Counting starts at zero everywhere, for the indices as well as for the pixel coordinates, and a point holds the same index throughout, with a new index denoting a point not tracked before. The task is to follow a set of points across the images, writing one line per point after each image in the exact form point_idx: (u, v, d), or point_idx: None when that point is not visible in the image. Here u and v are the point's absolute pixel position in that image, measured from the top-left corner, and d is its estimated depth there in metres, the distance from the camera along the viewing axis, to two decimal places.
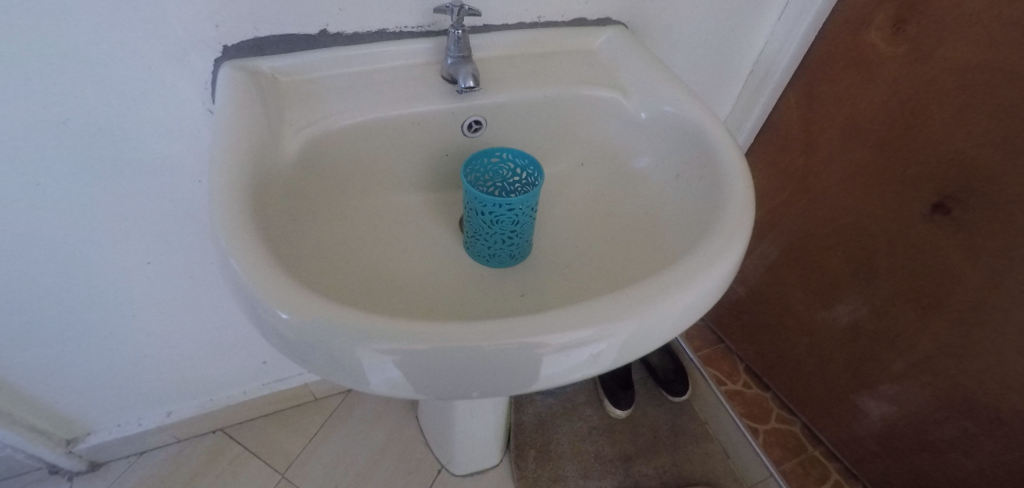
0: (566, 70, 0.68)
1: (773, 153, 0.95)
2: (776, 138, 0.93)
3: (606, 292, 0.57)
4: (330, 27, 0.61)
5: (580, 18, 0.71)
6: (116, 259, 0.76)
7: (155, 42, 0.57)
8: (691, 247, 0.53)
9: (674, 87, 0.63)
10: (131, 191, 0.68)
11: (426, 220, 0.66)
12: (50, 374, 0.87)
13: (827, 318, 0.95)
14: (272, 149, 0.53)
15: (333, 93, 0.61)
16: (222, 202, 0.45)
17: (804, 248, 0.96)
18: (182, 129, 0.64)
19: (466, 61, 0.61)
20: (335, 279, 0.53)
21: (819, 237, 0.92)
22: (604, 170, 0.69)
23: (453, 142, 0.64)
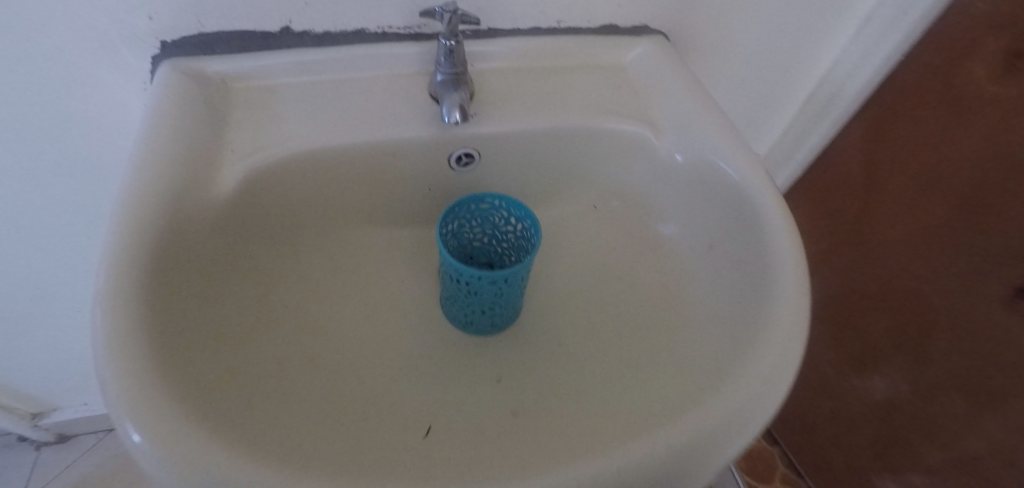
0: (585, 92, 0.55)
1: (821, 194, 0.83)
2: (832, 175, 0.80)
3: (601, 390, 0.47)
4: (295, 24, 0.50)
5: (611, 24, 0.58)
6: (57, 260, 0.67)
7: (73, 32, 0.46)
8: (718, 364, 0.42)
9: (718, 130, 0.51)
10: (68, 195, 0.59)
11: (399, 264, 0.55)
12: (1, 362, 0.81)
13: (859, 389, 0.86)
14: (204, 188, 0.43)
15: (292, 108, 0.49)
16: (118, 274, 0.36)
17: (844, 306, 0.85)
18: (117, 131, 0.54)
19: (460, 80, 0.49)
20: (274, 365, 0.44)
21: (866, 297, 0.81)
22: (620, 218, 0.58)
23: (437, 176, 0.53)
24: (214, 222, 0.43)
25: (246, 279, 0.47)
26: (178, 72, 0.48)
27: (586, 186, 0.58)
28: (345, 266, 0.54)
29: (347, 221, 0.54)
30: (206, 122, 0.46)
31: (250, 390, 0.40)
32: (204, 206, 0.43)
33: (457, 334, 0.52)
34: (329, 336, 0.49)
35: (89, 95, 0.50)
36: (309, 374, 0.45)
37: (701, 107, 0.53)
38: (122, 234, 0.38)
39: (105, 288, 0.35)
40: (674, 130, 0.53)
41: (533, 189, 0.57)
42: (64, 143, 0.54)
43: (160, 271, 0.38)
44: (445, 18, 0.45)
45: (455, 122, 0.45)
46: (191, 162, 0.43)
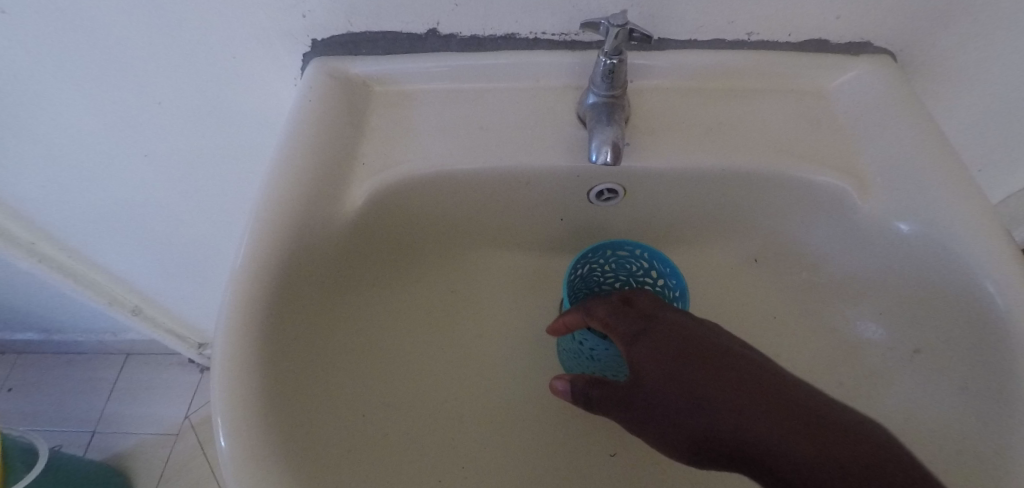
0: (769, 124, 0.45)
1: None
2: None
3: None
4: (442, 25, 0.46)
5: (819, 39, 0.46)
6: (221, 229, 0.72)
7: (237, 28, 0.46)
8: None
9: (958, 205, 0.39)
10: (230, 175, 0.63)
11: (520, 295, 0.51)
12: (177, 303, 0.91)
13: None
14: (336, 205, 0.41)
15: (428, 119, 0.46)
16: (245, 304, 0.36)
17: None
18: (272, 122, 0.55)
19: (614, 106, 0.41)
20: (382, 402, 0.43)
21: None
22: (787, 279, 0.48)
23: (574, 207, 0.47)
24: (339, 243, 0.42)
25: (364, 302, 0.45)
26: (324, 71, 0.47)
27: (749, 234, 0.49)
28: (464, 289, 0.51)
29: (471, 241, 0.50)
30: (346, 127, 0.45)
31: (354, 435, 0.40)
32: (333, 226, 0.41)
33: None
34: (439, 371, 0.47)
35: (248, 87, 0.51)
36: (415, 414, 0.44)
37: (936, 166, 0.41)
38: (252, 257, 0.37)
39: (231, 319, 0.35)
40: (888, 189, 0.42)
41: (682, 230, 0.50)
42: (227, 130, 0.56)
43: (284, 303, 0.38)
44: (610, 33, 0.37)
45: (600, 163, 0.38)
46: (324, 177, 0.41)
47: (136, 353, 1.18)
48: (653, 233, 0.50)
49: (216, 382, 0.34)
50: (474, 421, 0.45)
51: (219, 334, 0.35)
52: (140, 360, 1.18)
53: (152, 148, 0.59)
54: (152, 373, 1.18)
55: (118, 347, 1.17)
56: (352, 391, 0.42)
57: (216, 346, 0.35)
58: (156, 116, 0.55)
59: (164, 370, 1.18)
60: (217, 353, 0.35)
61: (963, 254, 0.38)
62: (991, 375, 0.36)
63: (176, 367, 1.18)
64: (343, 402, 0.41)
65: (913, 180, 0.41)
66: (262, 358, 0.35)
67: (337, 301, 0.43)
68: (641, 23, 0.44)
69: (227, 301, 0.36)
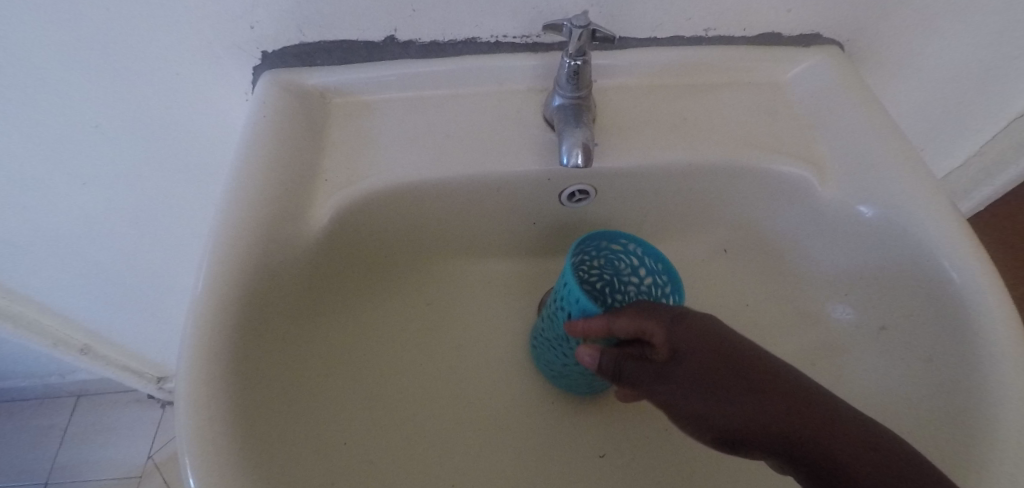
0: (731, 117, 0.45)
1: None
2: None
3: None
4: (400, 32, 0.44)
5: (772, 32, 0.47)
6: (174, 255, 0.68)
7: (178, 43, 0.44)
8: None
9: (912, 185, 0.40)
10: (180, 198, 0.59)
11: (495, 302, 0.50)
12: (129, 337, 0.86)
13: None
14: (299, 222, 0.39)
15: (391, 129, 0.44)
16: (209, 335, 0.34)
17: None
18: (223, 140, 0.53)
19: (581, 108, 0.41)
20: (358, 426, 0.42)
21: None
22: (758, 267, 0.49)
23: (545, 211, 0.46)
24: (304, 263, 0.40)
25: (335, 322, 0.44)
26: (278, 84, 0.45)
27: (718, 227, 0.50)
28: (438, 300, 0.49)
29: (442, 251, 0.49)
30: (305, 141, 0.43)
31: (330, 464, 0.38)
32: (297, 245, 0.39)
33: (557, 390, 0.47)
34: (417, 387, 0.45)
35: (195, 104, 0.49)
36: (393, 434, 0.43)
37: (890, 148, 0.42)
38: (212, 284, 0.35)
39: (194, 352, 0.33)
40: (845, 175, 0.43)
41: (653, 226, 0.50)
42: (175, 151, 0.53)
43: (249, 331, 0.36)
44: (574, 35, 0.37)
45: (571, 166, 0.37)
46: (284, 194, 0.39)
47: (89, 393, 1.12)
48: (624, 231, 0.50)
49: (180, 421, 0.31)
50: (456, 435, 0.44)
51: (182, 370, 0.33)
52: (99, 399, 1.12)
53: (91, 175, 0.55)
54: (109, 414, 1.11)
55: (69, 388, 1.10)
56: (327, 418, 0.40)
57: (179, 383, 0.32)
58: (94, 142, 0.51)
59: (122, 408, 1.12)
60: (180, 390, 0.32)
61: (920, 231, 0.39)
62: (954, 344, 0.37)
63: (134, 403, 1.12)
64: (318, 428, 0.39)
65: (868, 164, 0.42)
66: (230, 391, 0.33)
67: (306, 323, 0.41)
68: (600, 22, 0.44)
69: (188, 333, 0.34)
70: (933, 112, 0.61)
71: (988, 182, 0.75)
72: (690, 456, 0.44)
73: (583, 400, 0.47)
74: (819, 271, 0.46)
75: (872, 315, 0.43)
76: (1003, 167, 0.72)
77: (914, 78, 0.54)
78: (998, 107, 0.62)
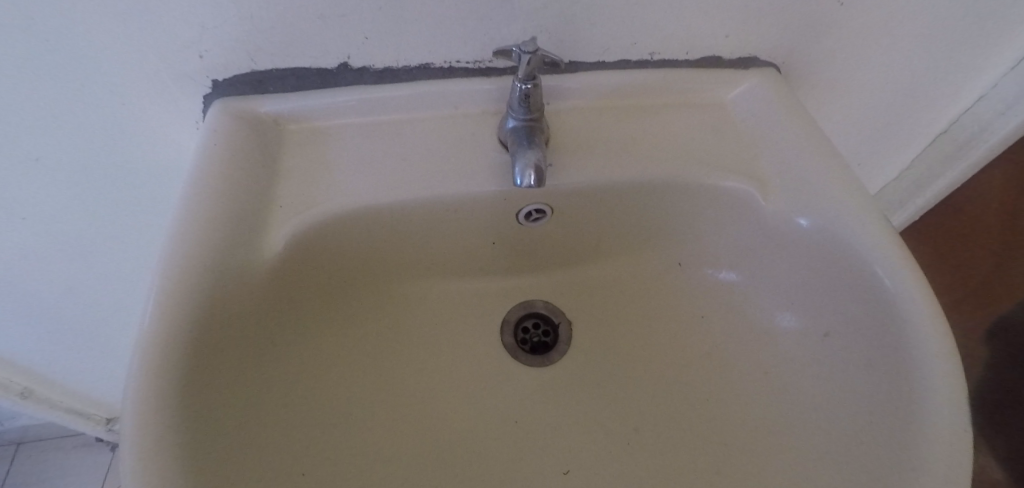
0: (679, 135, 0.47)
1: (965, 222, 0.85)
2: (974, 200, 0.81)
3: None
4: (353, 59, 0.45)
5: (714, 55, 0.50)
6: (121, 289, 0.66)
7: (124, 74, 0.43)
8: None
9: (846, 196, 0.42)
10: (128, 230, 0.58)
11: (456, 324, 0.51)
12: (74, 377, 0.82)
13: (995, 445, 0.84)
14: (252, 250, 0.39)
15: (347, 154, 0.44)
16: (157, 372, 0.33)
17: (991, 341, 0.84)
18: (173, 168, 0.52)
19: (534, 129, 0.42)
20: (318, 458, 0.41)
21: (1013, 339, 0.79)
22: (711, 279, 0.51)
23: (503, 230, 0.47)
24: (260, 292, 0.39)
25: (294, 350, 0.43)
26: (229, 112, 0.44)
27: (672, 242, 0.51)
28: (399, 322, 0.49)
29: (402, 274, 0.49)
30: (259, 167, 0.42)
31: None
32: (251, 275, 0.39)
33: (521, 410, 0.48)
34: (379, 415, 0.45)
35: (143, 134, 0.48)
36: (353, 466, 0.42)
37: (824, 161, 0.44)
38: (161, 318, 0.34)
39: (141, 389, 0.32)
40: (785, 187, 0.44)
41: (609, 243, 0.51)
42: (121, 183, 0.52)
43: (200, 366, 0.35)
44: (522, 60, 0.38)
45: (525, 186, 0.38)
46: (237, 223, 0.39)
47: (32, 439, 1.07)
48: (582, 247, 0.51)
49: (126, 463, 0.30)
50: (419, 461, 0.44)
51: (127, 409, 0.32)
52: (43, 446, 1.07)
53: (31, 210, 0.53)
54: (53, 460, 1.05)
55: (9, 434, 1.05)
56: (285, 451, 0.39)
57: (124, 422, 0.31)
58: (35, 175, 0.50)
59: (67, 454, 1.06)
60: (125, 430, 0.31)
61: (858, 240, 0.40)
62: (889, 345, 0.39)
63: (80, 448, 1.06)
64: (275, 463, 0.38)
65: (806, 178, 0.44)
66: (179, 429, 0.32)
67: (265, 352, 0.40)
68: (550, 47, 0.46)
69: (136, 370, 0.33)
70: (866, 129, 0.65)
71: (920, 194, 0.80)
72: (649, 468, 0.45)
73: (545, 418, 0.47)
74: (766, 283, 0.48)
75: (816, 322, 0.44)
76: (933, 180, 0.77)
77: (845, 98, 0.58)
78: (923, 123, 0.66)
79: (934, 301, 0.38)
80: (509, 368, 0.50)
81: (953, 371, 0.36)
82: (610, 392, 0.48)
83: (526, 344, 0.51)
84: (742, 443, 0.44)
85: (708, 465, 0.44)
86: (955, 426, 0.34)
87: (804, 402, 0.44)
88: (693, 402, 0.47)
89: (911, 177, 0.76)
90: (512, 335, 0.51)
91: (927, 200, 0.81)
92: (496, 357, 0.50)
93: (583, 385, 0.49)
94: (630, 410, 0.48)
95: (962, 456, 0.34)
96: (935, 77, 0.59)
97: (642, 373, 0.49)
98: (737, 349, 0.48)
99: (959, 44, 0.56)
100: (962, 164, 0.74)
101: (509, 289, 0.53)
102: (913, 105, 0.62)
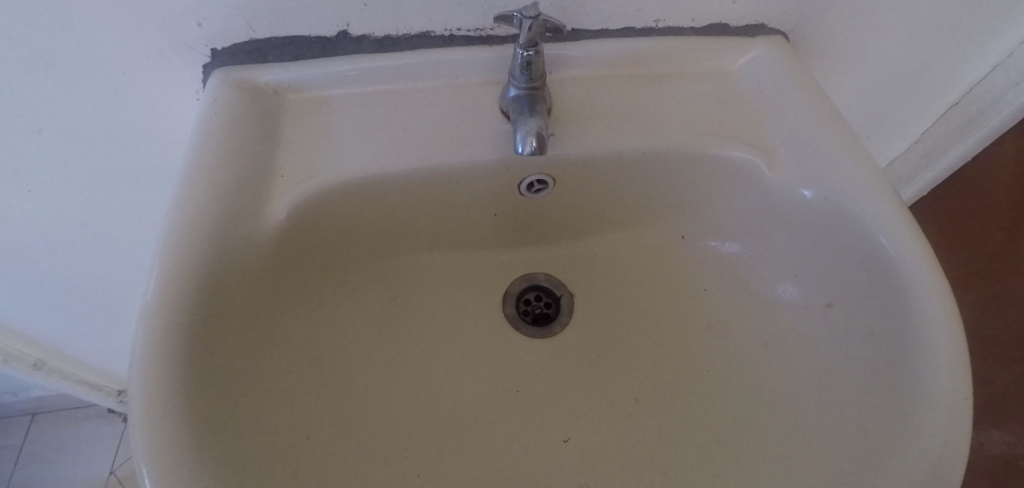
0: (683, 104, 0.46)
1: (974, 199, 0.85)
2: (988, 173, 0.81)
3: (690, 474, 0.43)
4: (353, 27, 0.45)
5: (719, 23, 0.49)
6: (129, 261, 0.67)
7: (123, 43, 0.43)
8: (843, 471, 0.38)
9: (852, 164, 0.41)
10: (133, 200, 0.58)
11: (458, 295, 0.51)
12: (83, 347, 0.84)
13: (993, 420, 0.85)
14: (255, 220, 0.39)
15: (347, 123, 0.44)
16: (163, 338, 0.33)
17: (995, 318, 0.85)
18: (174, 138, 0.51)
19: (536, 98, 0.42)
20: (322, 425, 0.42)
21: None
22: (714, 252, 0.51)
23: (505, 201, 0.47)
24: (264, 261, 0.40)
25: (299, 319, 0.43)
26: (229, 82, 0.44)
27: (675, 214, 0.51)
28: (403, 293, 0.49)
29: (405, 245, 0.49)
30: (260, 136, 0.42)
31: (295, 464, 0.39)
32: (254, 245, 0.39)
33: (522, 379, 0.48)
34: (382, 383, 0.45)
35: (145, 104, 0.48)
36: (358, 432, 0.43)
37: (830, 129, 0.43)
38: (166, 285, 0.34)
39: (147, 355, 0.33)
40: (790, 156, 0.44)
41: (612, 215, 0.51)
42: (125, 155, 0.52)
43: (205, 333, 0.35)
44: (524, 26, 0.37)
45: (527, 153, 0.38)
46: (238, 190, 0.39)
47: (45, 410, 1.10)
48: (584, 219, 0.51)
49: (135, 425, 0.31)
50: (423, 429, 0.45)
51: (135, 374, 0.32)
52: (55, 417, 1.10)
53: (38, 182, 0.53)
54: (66, 430, 1.08)
55: (23, 405, 1.08)
56: (289, 416, 0.40)
57: (133, 387, 0.32)
58: (39, 147, 0.50)
59: (81, 423, 1.09)
60: (133, 395, 0.32)
61: (863, 209, 0.40)
62: (892, 317, 0.39)
63: (93, 418, 1.09)
64: (280, 427, 0.39)
65: (812, 146, 0.43)
66: (186, 392, 0.33)
67: (269, 321, 0.41)
68: (552, 15, 0.46)
69: (142, 336, 0.33)
70: (875, 101, 0.64)
71: (929, 167, 0.79)
72: (651, 437, 0.45)
73: (547, 389, 0.48)
74: (769, 255, 0.47)
75: (819, 293, 0.44)
76: (943, 152, 0.76)
77: (854, 68, 0.57)
78: (934, 96, 0.65)
79: (939, 270, 0.38)
80: (511, 338, 0.50)
81: (957, 341, 0.36)
82: (611, 362, 0.49)
83: (528, 315, 0.51)
84: (743, 412, 0.45)
85: (708, 434, 0.45)
86: (956, 395, 0.34)
87: (805, 373, 0.44)
88: (694, 373, 0.47)
89: (919, 151, 0.75)
90: (514, 306, 0.52)
91: (937, 174, 0.80)
92: (499, 328, 0.50)
93: (584, 355, 0.49)
94: (631, 380, 0.48)
95: (964, 425, 0.34)
96: (947, 46, 0.58)
97: (644, 344, 0.49)
98: (739, 320, 0.48)
99: (973, 12, 0.54)
100: (973, 136, 0.73)
101: (511, 261, 0.53)
102: (925, 75, 0.61)
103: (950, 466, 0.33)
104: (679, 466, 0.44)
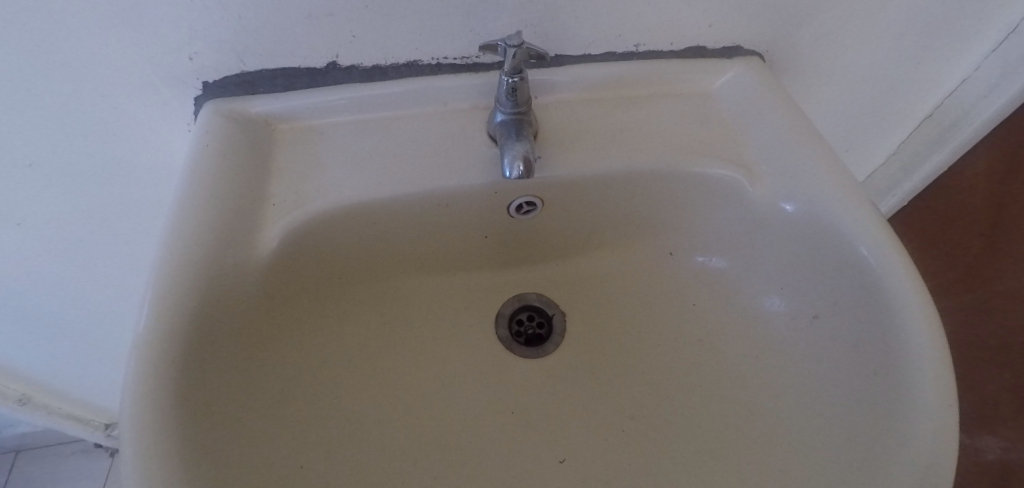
0: (665, 125, 0.48)
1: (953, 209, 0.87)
2: (965, 183, 0.83)
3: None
4: (342, 58, 0.46)
5: (698, 46, 0.51)
6: (116, 292, 0.66)
7: (114, 77, 0.43)
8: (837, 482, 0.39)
9: (830, 178, 0.43)
10: (123, 232, 0.58)
11: (450, 318, 0.51)
12: (70, 381, 0.82)
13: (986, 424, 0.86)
14: (246, 249, 0.39)
15: (337, 151, 0.45)
16: (154, 368, 0.33)
17: (980, 323, 0.86)
18: (165, 168, 0.52)
19: (522, 122, 0.43)
20: (314, 453, 0.41)
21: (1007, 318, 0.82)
22: (701, 267, 0.51)
23: (495, 223, 0.48)
24: (256, 289, 0.40)
25: (292, 346, 0.43)
26: (220, 114, 0.45)
27: (662, 231, 0.52)
28: (394, 318, 0.50)
29: (396, 270, 0.50)
30: (251, 166, 0.43)
31: None
32: (246, 273, 0.39)
33: (517, 400, 0.48)
34: (373, 408, 0.45)
35: (134, 135, 0.48)
36: (350, 460, 0.43)
37: (807, 144, 0.45)
38: (157, 316, 0.35)
39: (138, 387, 0.33)
40: (770, 173, 0.45)
41: (601, 234, 0.52)
42: (114, 186, 0.52)
43: (195, 365, 0.35)
44: (508, 54, 0.38)
45: (514, 177, 0.38)
46: (228, 218, 0.39)
47: (29, 448, 1.07)
48: (574, 238, 0.52)
49: (125, 458, 0.31)
50: (416, 454, 0.45)
51: (125, 408, 0.32)
52: (38, 455, 1.07)
53: (25, 215, 0.53)
54: (50, 468, 1.06)
55: (7, 443, 1.05)
56: (279, 446, 0.40)
57: (122, 422, 0.32)
58: (28, 180, 0.50)
59: (66, 461, 1.06)
60: (123, 431, 0.31)
61: (843, 223, 0.41)
62: (876, 328, 0.39)
63: (78, 454, 1.07)
64: (272, 457, 0.39)
65: (791, 162, 0.45)
66: (177, 423, 0.33)
67: (261, 349, 0.41)
68: (535, 42, 0.47)
69: (133, 366, 0.33)
70: (850, 117, 0.66)
71: (908, 177, 0.81)
72: (645, 455, 0.45)
73: (541, 409, 0.48)
74: (754, 269, 0.48)
75: (804, 306, 0.45)
76: (920, 163, 0.78)
77: (828, 85, 0.59)
78: (908, 108, 0.67)
79: (918, 279, 0.39)
80: (504, 359, 0.50)
81: (939, 350, 0.36)
82: (605, 380, 0.49)
83: (520, 336, 0.52)
84: (736, 425, 0.45)
85: (703, 449, 0.45)
86: (940, 402, 0.35)
87: (794, 384, 0.44)
88: (686, 388, 0.48)
89: (898, 162, 0.77)
90: (506, 327, 0.52)
91: (916, 184, 0.82)
92: (492, 350, 0.51)
93: (577, 374, 0.50)
94: (624, 398, 0.48)
95: (949, 432, 0.34)
96: (917, 61, 0.60)
97: (635, 362, 0.50)
98: (728, 335, 0.49)
99: (937, 30, 0.56)
100: (948, 147, 0.75)
101: (503, 282, 0.53)
102: (898, 89, 0.63)
103: (939, 472, 0.34)
104: (674, 482, 0.44)
